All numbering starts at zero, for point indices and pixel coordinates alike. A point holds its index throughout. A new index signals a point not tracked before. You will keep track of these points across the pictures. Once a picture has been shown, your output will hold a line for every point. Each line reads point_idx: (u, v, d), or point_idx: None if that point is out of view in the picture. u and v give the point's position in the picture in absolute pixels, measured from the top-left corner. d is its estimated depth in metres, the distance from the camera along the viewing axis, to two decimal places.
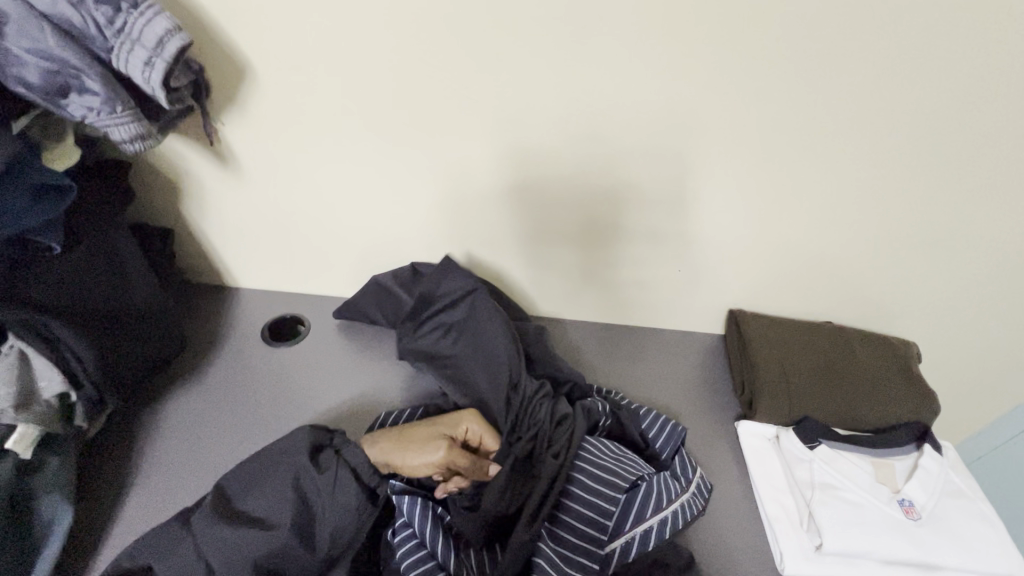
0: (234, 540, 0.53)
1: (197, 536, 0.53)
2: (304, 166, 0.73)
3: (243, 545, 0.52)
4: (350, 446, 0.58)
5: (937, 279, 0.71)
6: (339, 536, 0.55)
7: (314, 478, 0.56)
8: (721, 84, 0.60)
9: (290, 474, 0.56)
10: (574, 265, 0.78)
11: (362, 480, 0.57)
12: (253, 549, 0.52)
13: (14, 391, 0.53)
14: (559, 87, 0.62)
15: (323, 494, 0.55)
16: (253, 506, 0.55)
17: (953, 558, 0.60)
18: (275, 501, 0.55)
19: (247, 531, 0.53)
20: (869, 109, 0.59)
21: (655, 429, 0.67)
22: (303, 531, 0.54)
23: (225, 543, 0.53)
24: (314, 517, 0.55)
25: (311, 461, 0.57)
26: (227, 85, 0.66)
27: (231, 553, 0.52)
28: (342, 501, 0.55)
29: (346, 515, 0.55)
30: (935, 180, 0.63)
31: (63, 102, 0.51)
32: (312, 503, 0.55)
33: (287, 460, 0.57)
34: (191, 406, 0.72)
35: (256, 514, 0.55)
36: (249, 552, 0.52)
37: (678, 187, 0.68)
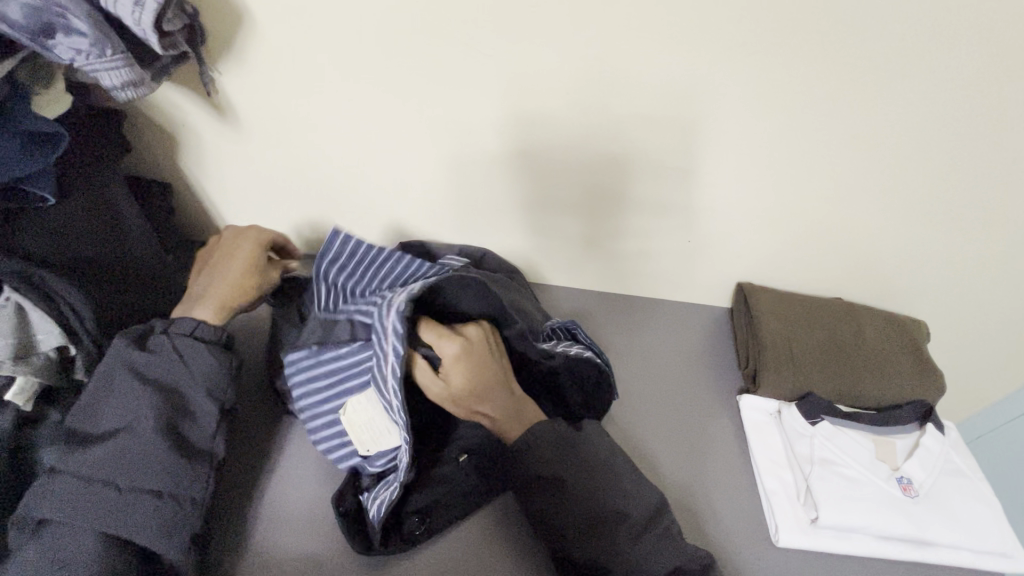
0: (109, 454, 0.51)
1: (64, 477, 0.49)
2: (306, 121, 0.70)
3: (125, 453, 0.51)
4: (174, 323, 0.59)
5: (955, 259, 0.69)
6: (216, 392, 0.57)
7: (148, 361, 0.55)
8: (747, 45, 0.56)
9: (129, 373, 0.54)
10: (579, 233, 0.76)
11: (204, 340, 0.59)
12: (144, 449, 0.51)
13: (13, 342, 0.51)
14: (575, 43, 0.59)
15: (172, 365, 0.56)
16: (107, 424, 0.53)
17: (946, 535, 0.60)
18: (128, 406, 0.53)
19: (118, 441, 0.51)
20: (904, 75, 0.55)
21: None
22: (180, 407, 0.55)
23: (104, 460, 0.50)
24: (178, 386, 0.56)
25: (139, 347, 0.56)
26: (225, 32, 0.63)
27: (122, 464, 0.51)
28: (201, 361, 0.57)
29: (207, 371, 0.57)
30: (965, 155, 0.60)
31: (50, 44, 0.48)
32: (172, 382, 0.56)
33: (116, 365, 0.55)
34: None
35: (114, 426, 0.52)
36: (144, 455, 0.51)
37: (693, 154, 0.65)
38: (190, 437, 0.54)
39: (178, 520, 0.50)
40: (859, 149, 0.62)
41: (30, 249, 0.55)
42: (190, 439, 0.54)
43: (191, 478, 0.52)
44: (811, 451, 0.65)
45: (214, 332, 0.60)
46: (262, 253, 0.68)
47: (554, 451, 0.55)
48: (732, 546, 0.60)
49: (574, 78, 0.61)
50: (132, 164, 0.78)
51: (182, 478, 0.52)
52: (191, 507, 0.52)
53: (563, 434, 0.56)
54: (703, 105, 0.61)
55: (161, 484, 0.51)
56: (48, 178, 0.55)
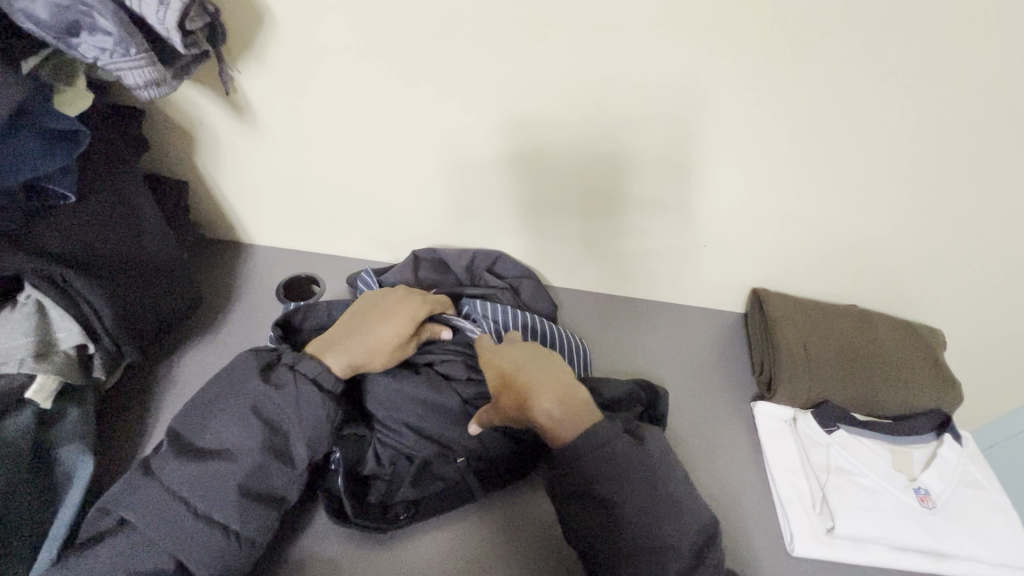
0: (201, 472, 0.51)
1: (164, 478, 0.51)
2: (324, 121, 0.70)
3: (213, 477, 0.51)
4: (304, 360, 0.58)
5: (974, 268, 0.68)
6: (316, 445, 0.55)
7: (271, 395, 0.55)
8: (773, 51, 0.56)
9: (246, 401, 0.54)
10: (593, 237, 0.76)
11: (324, 393, 0.57)
12: (229, 480, 0.51)
13: (32, 340, 0.52)
14: (597, 46, 0.58)
15: (287, 406, 0.55)
16: (212, 437, 0.53)
17: (965, 548, 0.60)
18: (233, 430, 0.53)
19: (215, 462, 0.51)
20: (930, 82, 0.55)
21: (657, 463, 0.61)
22: (279, 447, 0.54)
23: (191, 475, 0.51)
24: (283, 427, 0.54)
25: (268, 382, 0.56)
26: (245, 31, 0.63)
27: (207, 489, 0.50)
28: (311, 415, 0.56)
29: (315, 425, 0.55)
30: (990, 164, 0.59)
31: (74, 42, 0.48)
32: (279, 422, 0.55)
33: (239, 388, 0.55)
34: (180, 362, 0.72)
35: (217, 445, 0.53)
36: (224, 485, 0.51)
37: (712, 159, 0.65)
38: (276, 485, 0.53)
39: (232, 559, 0.50)
40: (882, 156, 0.61)
41: (51, 246, 0.55)
42: (275, 485, 0.53)
43: (260, 526, 0.51)
44: (827, 461, 0.65)
45: (335, 384, 0.58)
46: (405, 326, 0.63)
47: (618, 466, 0.53)
48: (750, 552, 0.60)
49: (596, 82, 0.61)
50: (150, 162, 0.78)
51: (252, 522, 0.51)
52: (248, 551, 0.51)
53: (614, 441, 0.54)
54: (726, 110, 0.60)
55: (240, 527, 0.50)
56: (69, 176, 0.56)
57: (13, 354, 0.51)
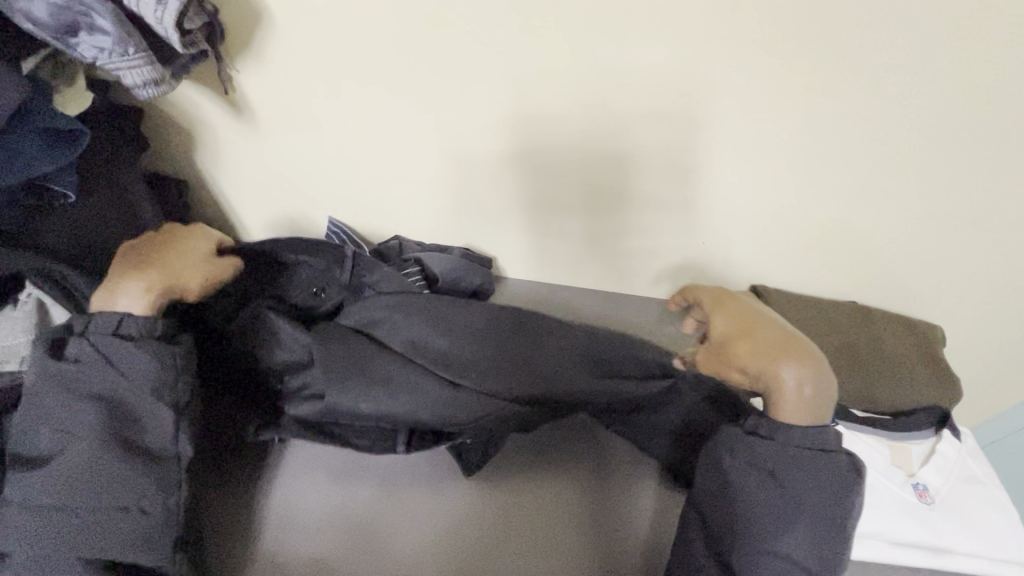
0: (61, 475, 0.50)
1: (24, 497, 0.50)
2: (322, 119, 0.70)
3: (86, 473, 0.50)
4: (92, 321, 0.54)
5: (974, 263, 0.68)
6: (162, 398, 0.53)
7: (65, 372, 0.51)
8: (770, 47, 0.56)
9: (60, 388, 0.51)
10: (591, 233, 0.76)
11: (132, 338, 0.53)
12: (91, 467, 0.50)
13: (30, 336, 0.53)
14: (593, 43, 0.58)
15: (99, 374, 0.52)
16: (47, 441, 0.51)
17: (963, 543, 0.60)
18: (75, 420, 0.51)
19: (63, 461, 0.50)
20: (927, 77, 0.55)
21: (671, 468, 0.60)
22: (126, 414, 0.52)
23: (67, 480, 0.50)
24: (122, 396, 0.52)
25: (56, 356, 0.52)
26: (243, 30, 0.63)
27: (75, 485, 0.50)
28: (133, 370, 0.52)
29: (147, 375, 0.53)
30: (986, 159, 0.59)
31: (73, 42, 0.49)
32: (118, 394, 0.52)
33: (41, 383, 0.51)
34: None
35: (53, 446, 0.50)
36: (97, 472, 0.50)
37: (709, 155, 0.65)
38: (150, 443, 0.53)
39: (156, 532, 0.51)
40: (879, 152, 0.61)
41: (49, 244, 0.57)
42: (148, 447, 0.53)
43: (159, 491, 0.52)
44: None
45: (151, 325, 0.55)
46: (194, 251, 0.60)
47: (776, 461, 0.51)
48: None
49: (593, 79, 0.61)
50: (151, 160, 0.78)
51: (149, 491, 0.51)
52: (163, 518, 0.52)
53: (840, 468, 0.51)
54: (723, 106, 0.60)
55: (136, 501, 0.51)
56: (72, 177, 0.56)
57: (16, 351, 0.53)
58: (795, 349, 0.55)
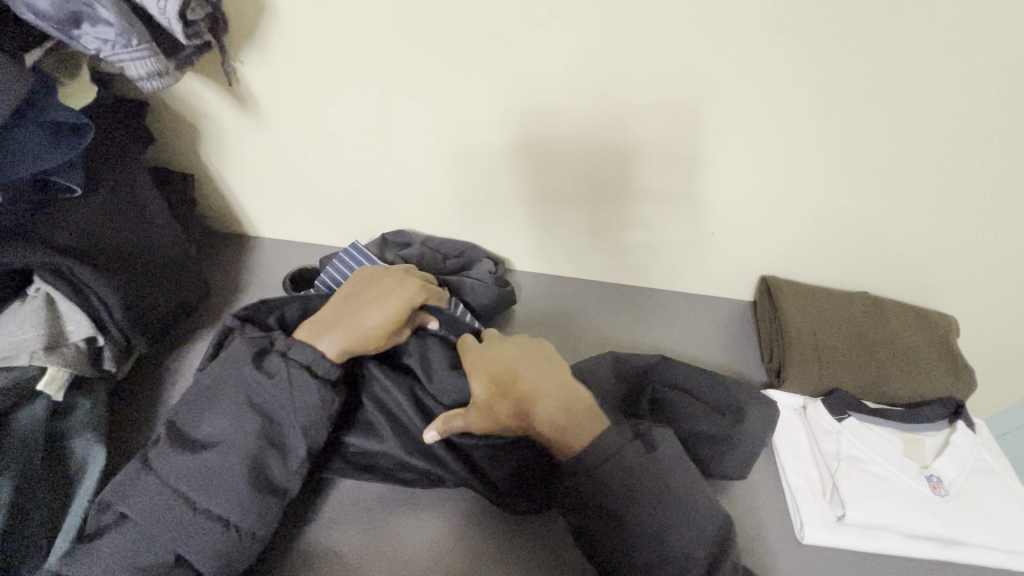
0: (198, 464, 0.50)
1: (160, 471, 0.50)
2: (326, 111, 0.69)
3: (209, 469, 0.50)
4: (297, 347, 0.56)
5: (989, 252, 0.67)
6: (311, 430, 0.54)
7: (259, 383, 0.53)
8: (782, 32, 0.54)
9: (241, 393, 0.53)
10: (599, 225, 0.75)
11: (319, 379, 0.55)
12: (223, 470, 0.50)
13: (43, 333, 0.52)
14: (601, 31, 0.57)
15: (283, 393, 0.53)
16: (207, 430, 0.52)
17: (977, 535, 0.59)
18: (234, 424, 0.52)
19: (209, 456, 0.50)
20: (944, 63, 0.53)
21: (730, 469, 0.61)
22: (274, 440, 0.52)
23: (192, 467, 0.50)
24: (280, 420, 0.53)
25: (256, 368, 0.54)
26: (246, 21, 0.62)
27: (204, 480, 0.50)
28: (307, 397, 0.54)
29: (310, 412, 0.54)
30: (1003, 147, 0.58)
31: (75, 33, 0.48)
32: (274, 412, 0.53)
33: (232, 381, 0.54)
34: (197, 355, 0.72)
35: (213, 436, 0.52)
36: (223, 477, 0.50)
37: (719, 145, 0.64)
38: (272, 474, 0.52)
39: (236, 555, 0.49)
40: (894, 140, 0.60)
41: (62, 241, 0.55)
42: (271, 474, 0.52)
43: (259, 519, 0.50)
44: (837, 448, 0.64)
45: (330, 370, 0.56)
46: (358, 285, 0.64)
47: (630, 481, 0.50)
48: (760, 541, 0.60)
49: (601, 68, 0.60)
50: (155, 154, 0.78)
51: (252, 516, 0.49)
52: (251, 543, 0.50)
53: (637, 463, 0.51)
54: (734, 94, 0.59)
55: (223, 512, 0.49)
56: (74, 170, 0.56)
57: (24, 347, 0.51)
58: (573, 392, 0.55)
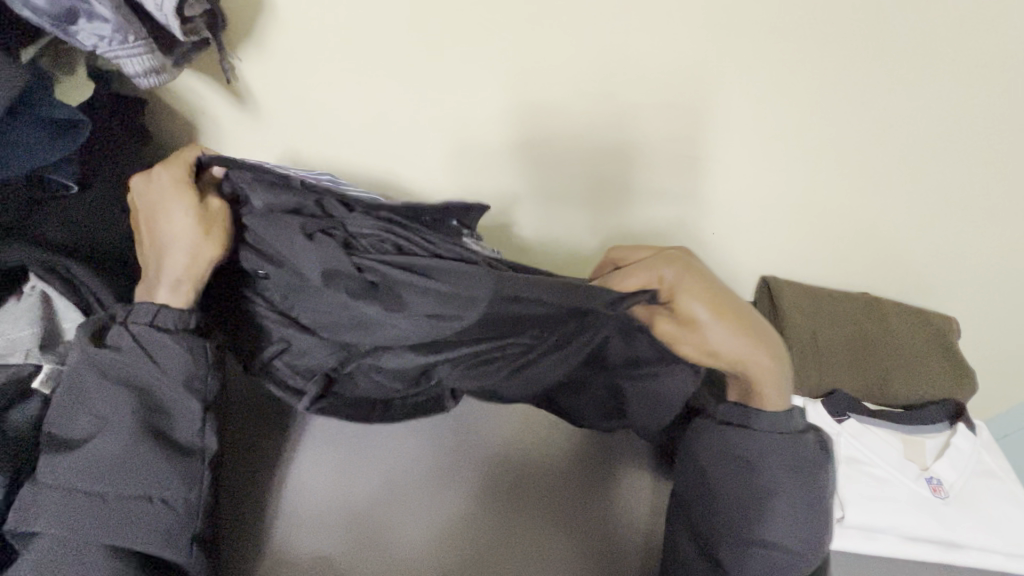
0: (87, 463, 0.47)
1: (49, 482, 0.47)
2: (324, 108, 0.69)
3: (101, 461, 0.47)
4: (137, 308, 0.50)
5: (991, 252, 0.67)
6: (196, 388, 0.51)
7: (111, 361, 0.48)
8: (783, 30, 0.54)
9: (95, 375, 0.48)
10: (599, 225, 0.75)
11: (168, 331, 0.50)
12: (122, 455, 0.48)
13: (37, 330, 0.52)
14: (601, 28, 0.57)
15: (141, 361, 0.49)
16: (82, 424, 0.48)
17: (977, 538, 0.60)
18: (107, 410, 0.48)
19: (95, 448, 0.47)
20: (946, 61, 0.53)
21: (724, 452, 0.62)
22: (156, 407, 0.50)
23: (82, 465, 0.47)
24: (150, 386, 0.50)
25: (97, 345, 0.49)
26: (245, 17, 0.62)
27: (105, 473, 0.47)
28: (172, 357, 0.50)
29: (183, 367, 0.50)
30: (1005, 146, 0.57)
31: (72, 29, 0.48)
32: (142, 382, 0.49)
33: (83, 369, 0.48)
34: None
35: (89, 429, 0.48)
36: (124, 462, 0.48)
37: (720, 144, 0.63)
38: (175, 433, 0.50)
39: (178, 526, 0.49)
40: (896, 139, 0.59)
41: (58, 238, 0.55)
42: (177, 439, 0.50)
43: (185, 483, 0.49)
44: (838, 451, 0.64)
45: (183, 320, 0.51)
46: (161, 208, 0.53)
47: (750, 449, 0.51)
48: None
49: (601, 65, 0.59)
50: (153, 152, 0.77)
51: (174, 483, 0.49)
52: (189, 509, 0.50)
53: (810, 452, 0.51)
54: (735, 93, 0.59)
55: (133, 491, 0.48)
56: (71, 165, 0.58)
57: (20, 344, 0.51)
58: (755, 325, 0.51)
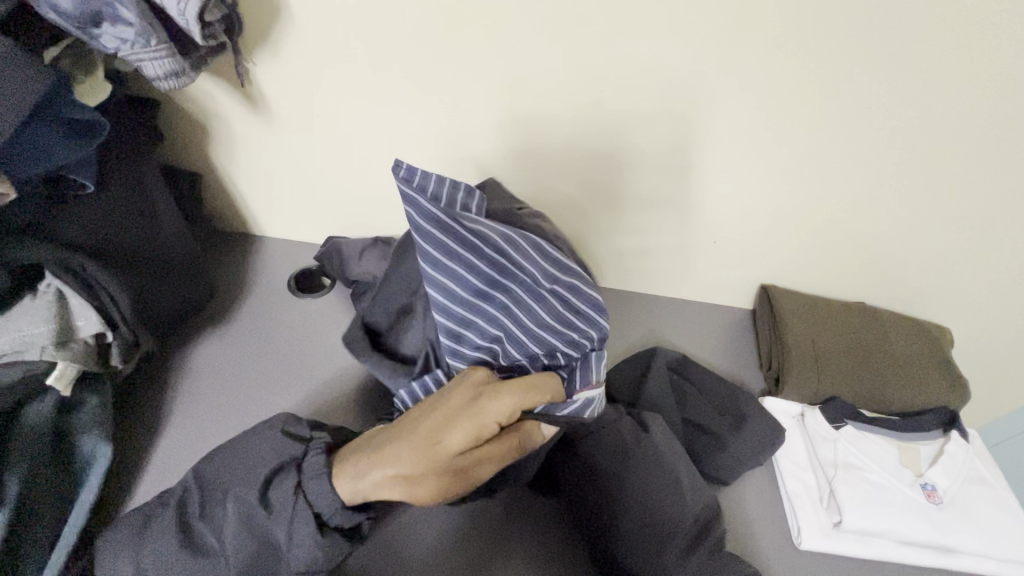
0: (183, 571, 0.48)
1: (149, 545, 0.49)
2: (336, 114, 0.70)
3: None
4: (315, 478, 0.48)
5: (983, 266, 0.69)
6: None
7: (259, 513, 0.48)
8: (789, 48, 0.55)
9: (241, 507, 0.49)
10: (604, 233, 0.76)
11: (321, 527, 0.48)
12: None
13: (54, 328, 0.52)
14: (612, 43, 0.58)
15: (281, 532, 0.48)
16: (207, 533, 0.49)
17: (970, 543, 0.61)
18: (234, 540, 0.48)
19: (195, 563, 0.48)
20: (944, 82, 0.55)
21: (736, 450, 0.64)
22: (262, 568, 0.48)
23: (176, 571, 0.48)
24: (274, 551, 0.48)
25: (263, 500, 0.49)
26: (261, 23, 0.63)
27: None
28: (304, 549, 0.47)
29: (308, 557, 0.48)
30: (998, 164, 0.60)
31: (96, 32, 0.49)
32: (275, 545, 0.48)
33: (241, 492, 0.50)
34: (206, 369, 0.72)
35: (208, 542, 0.49)
36: None
37: (724, 156, 0.65)
38: None
39: None
40: (893, 155, 0.61)
41: (72, 236, 0.56)
42: None
43: None
44: (835, 456, 0.65)
45: (344, 517, 0.49)
46: (466, 429, 0.47)
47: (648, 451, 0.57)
48: (759, 551, 0.61)
49: (612, 77, 0.61)
50: (164, 152, 0.78)
51: None
52: None
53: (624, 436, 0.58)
54: (740, 109, 0.61)
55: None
56: (89, 167, 0.56)
57: (35, 341, 0.52)
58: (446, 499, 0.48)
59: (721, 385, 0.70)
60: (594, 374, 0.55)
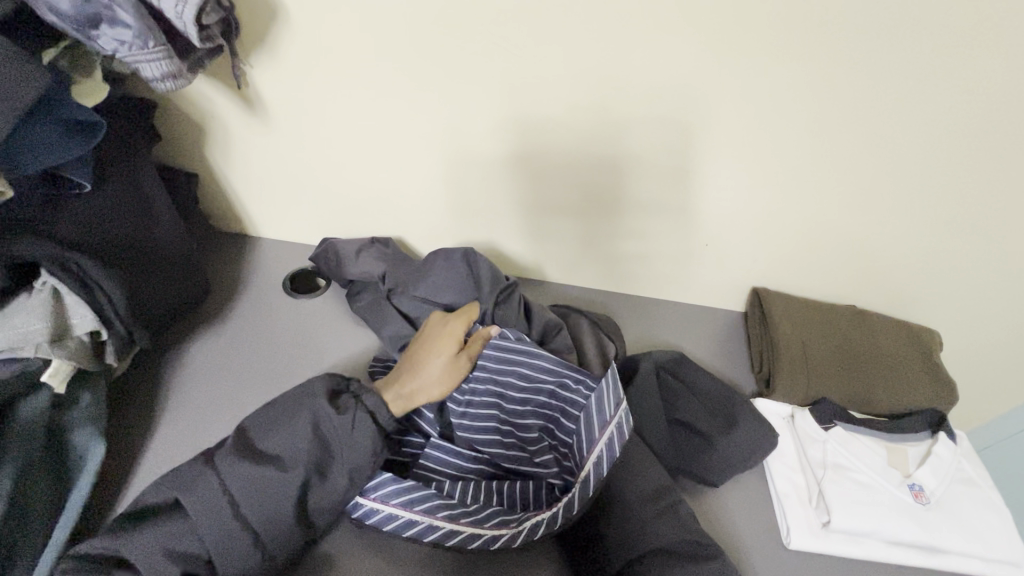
0: (254, 484, 0.51)
1: (222, 474, 0.51)
2: (332, 116, 0.71)
3: (260, 488, 0.51)
4: (368, 391, 0.57)
5: (970, 269, 0.70)
6: (357, 477, 0.54)
7: (331, 421, 0.54)
8: (775, 52, 0.56)
9: (307, 421, 0.54)
10: (597, 236, 0.77)
11: (380, 425, 0.56)
12: (272, 492, 0.51)
13: (48, 325, 0.53)
14: (603, 46, 0.59)
15: (344, 430, 0.54)
16: (270, 445, 0.53)
17: (957, 543, 0.61)
18: (291, 446, 0.53)
19: (263, 473, 0.51)
20: (928, 86, 0.56)
21: (730, 448, 0.64)
22: (319, 470, 0.53)
23: (247, 483, 0.51)
24: (332, 454, 0.54)
25: (330, 407, 0.55)
26: (258, 25, 0.64)
27: (254, 498, 0.50)
28: (366, 439, 0.55)
29: (365, 451, 0.54)
30: (981, 168, 0.61)
31: (94, 34, 0.49)
32: (331, 448, 0.54)
33: (303, 408, 0.55)
34: (219, 343, 0.74)
35: (274, 453, 0.53)
36: (272, 495, 0.51)
37: (714, 160, 0.66)
38: (310, 506, 0.53)
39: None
40: (880, 158, 0.62)
41: (70, 233, 0.57)
42: (308, 509, 0.53)
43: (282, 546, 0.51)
44: (823, 456, 0.66)
45: (390, 419, 0.56)
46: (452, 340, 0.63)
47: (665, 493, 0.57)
48: (749, 552, 0.61)
49: (604, 81, 0.62)
50: (161, 153, 0.78)
51: (278, 541, 0.51)
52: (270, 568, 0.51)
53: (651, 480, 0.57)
54: (730, 112, 0.61)
55: (264, 527, 0.51)
56: (86, 167, 0.57)
57: (30, 338, 0.52)
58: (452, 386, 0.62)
59: (712, 386, 0.70)
60: (600, 432, 0.56)
